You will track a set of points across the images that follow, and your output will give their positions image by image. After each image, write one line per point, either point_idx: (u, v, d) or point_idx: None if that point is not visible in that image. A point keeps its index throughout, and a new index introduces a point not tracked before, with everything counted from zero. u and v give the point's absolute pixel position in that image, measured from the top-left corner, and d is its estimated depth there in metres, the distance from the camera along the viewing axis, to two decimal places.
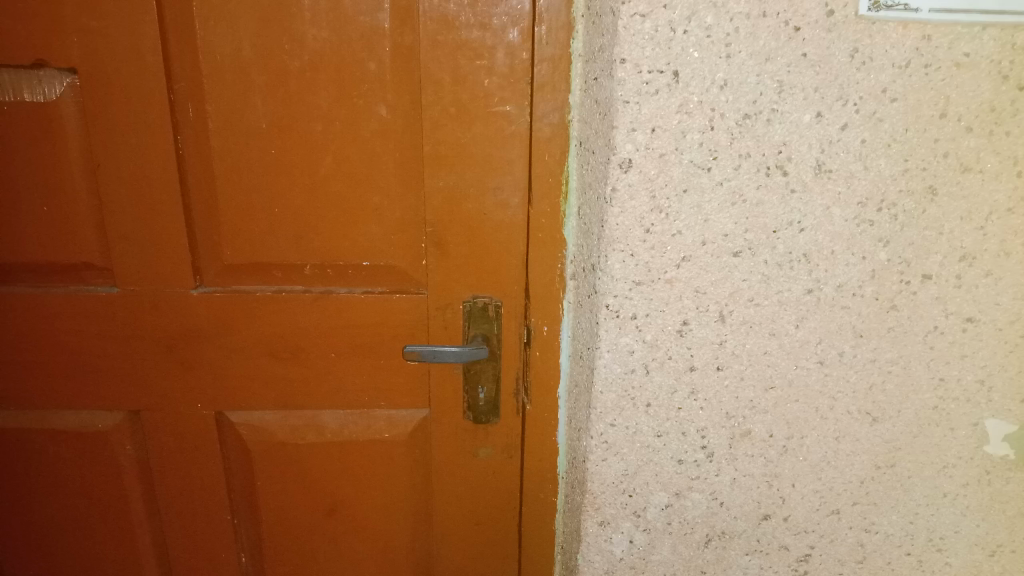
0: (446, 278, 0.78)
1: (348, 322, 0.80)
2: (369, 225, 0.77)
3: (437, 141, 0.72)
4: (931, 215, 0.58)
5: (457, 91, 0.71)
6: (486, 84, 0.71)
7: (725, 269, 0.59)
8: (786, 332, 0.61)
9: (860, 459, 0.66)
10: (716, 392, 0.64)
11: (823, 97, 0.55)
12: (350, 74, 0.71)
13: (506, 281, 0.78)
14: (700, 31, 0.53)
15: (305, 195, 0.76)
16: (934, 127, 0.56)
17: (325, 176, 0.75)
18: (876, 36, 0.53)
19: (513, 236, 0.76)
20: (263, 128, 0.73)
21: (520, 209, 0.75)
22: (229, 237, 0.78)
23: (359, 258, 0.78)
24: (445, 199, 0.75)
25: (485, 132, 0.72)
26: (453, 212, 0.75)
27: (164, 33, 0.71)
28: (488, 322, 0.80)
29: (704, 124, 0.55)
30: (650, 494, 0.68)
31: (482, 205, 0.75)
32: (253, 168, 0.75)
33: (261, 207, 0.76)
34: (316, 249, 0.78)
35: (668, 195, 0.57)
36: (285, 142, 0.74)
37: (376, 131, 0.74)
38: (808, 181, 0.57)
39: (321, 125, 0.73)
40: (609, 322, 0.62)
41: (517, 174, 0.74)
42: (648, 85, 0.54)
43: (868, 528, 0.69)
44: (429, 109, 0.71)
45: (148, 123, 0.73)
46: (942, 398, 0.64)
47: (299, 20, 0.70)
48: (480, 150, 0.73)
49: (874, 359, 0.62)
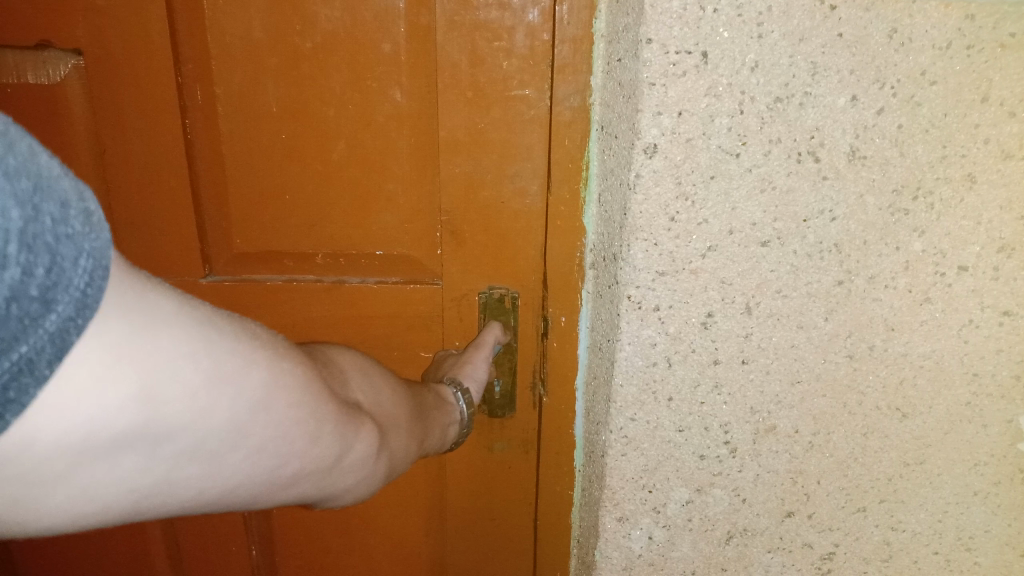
0: (462, 271, 0.77)
1: (360, 313, 0.79)
2: (383, 214, 0.75)
3: (453, 126, 0.71)
4: (969, 204, 0.55)
5: (474, 74, 0.69)
6: (506, 67, 0.68)
7: (753, 259, 0.57)
8: (815, 325, 0.59)
9: (888, 456, 0.64)
10: (740, 386, 0.62)
11: (859, 80, 0.52)
12: (363, 57, 0.69)
13: (524, 271, 0.76)
14: (731, 9, 0.50)
15: (317, 181, 0.74)
16: (975, 112, 0.53)
17: (338, 162, 0.73)
18: (917, 16, 0.51)
19: (532, 225, 0.74)
20: (274, 112, 0.71)
21: (539, 197, 0.73)
22: (241, 224, 0.76)
23: (372, 247, 0.77)
24: (462, 188, 0.73)
25: (504, 117, 0.70)
26: (470, 200, 0.73)
27: (171, 11, 0.68)
28: (504, 314, 0.78)
29: (734, 108, 0.53)
30: (670, 490, 0.66)
31: (501, 192, 0.73)
32: (265, 153, 0.73)
33: (272, 193, 0.75)
34: (328, 238, 0.77)
35: (694, 181, 0.55)
36: (296, 127, 0.72)
37: (391, 115, 0.71)
38: (841, 168, 0.55)
39: (334, 109, 0.71)
40: (631, 314, 0.59)
41: (536, 161, 0.71)
42: (675, 67, 0.52)
43: (895, 526, 0.67)
44: (446, 93, 0.69)
45: (156, 105, 0.71)
46: (975, 395, 0.61)
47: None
48: (498, 136, 0.71)
49: (906, 353, 0.60)
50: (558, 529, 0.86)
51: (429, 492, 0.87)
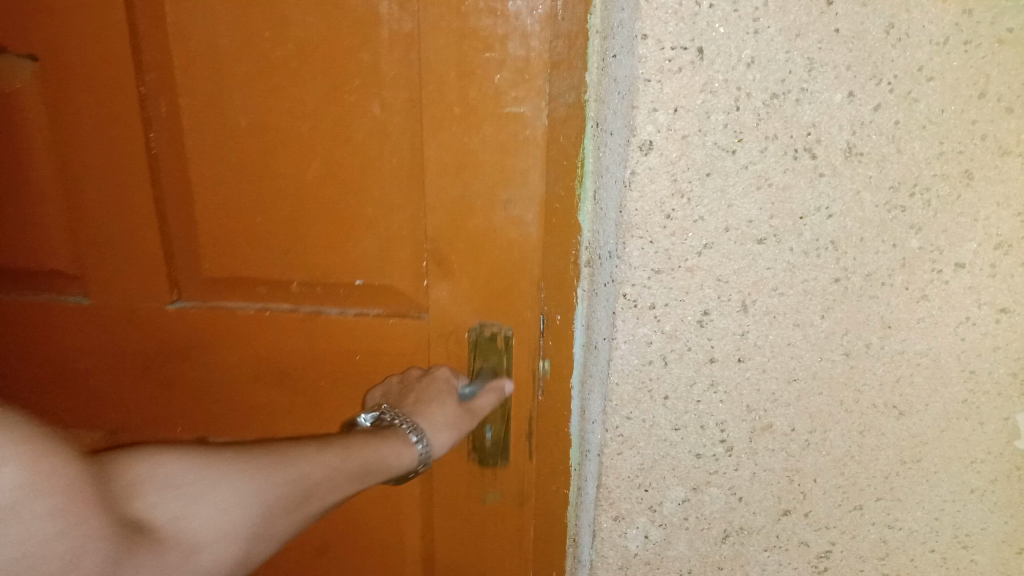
0: (454, 302, 0.77)
1: (338, 346, 0.81)
2: (363, 239, 0.77)
3: (440, 145, 0.71)
4: (966, 201, 0.55)
5: (466, 83, 0.68)
6: (498, 80, 0.68)
7: (749, 257, 0.57)
8: (811, 322, 0.59)
9: (885, 454, 0.64)
10: (736, 384, 0.61)
11: (856, 76, 0.52)
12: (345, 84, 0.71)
13: (518, 307, 0.76)
14: (727, 4, 0.50)
15: (291, 202, 0.76)
16: (973, 108, 0.53)
17: (322, 185, 0.75)
18: (914, 11, 0.50)
19: (525, 255, 0.74)
20: (243, 125, 0.74)
21: (533, 227, 0.73)
22: (227, 242, 0.79)
23: (349, 271, 0.78)
24: (456, 210, 0.73)
25: (497, 135, 0.70)
26: (462, 222, 0.73)
27: (131, 17, 0.71)
28: (498, 354, 0.78)
29: (730, 104, 0.52)
30: (666, 489, 0.65)
31: (492, 220, 0.73)
32: (251, 172, 0.75)
33: (244, 211, 0.77)
34: (303, 265, 0.79)
35: (690, 178, 0.54)
36: (266, 142, 0.74)
37: (370, 130, 0.72)
38: (838, 164, 0.54)
39: (307, 124, 0.73)
40: (626, 312, 0.59)
41: (530, 187, 0.71)
42: (670, 63, 0.51)
43: (891, 524, 0.66)
44: (436, 108, 0.69)
45: (118, 117, 0.75)
46: (972, 392, 0.61)
47: (282, 6, 0.69)
48: (491, 157, 0.71)
49: (903, 350, 0.60)
50: (553, 529, 0.85)
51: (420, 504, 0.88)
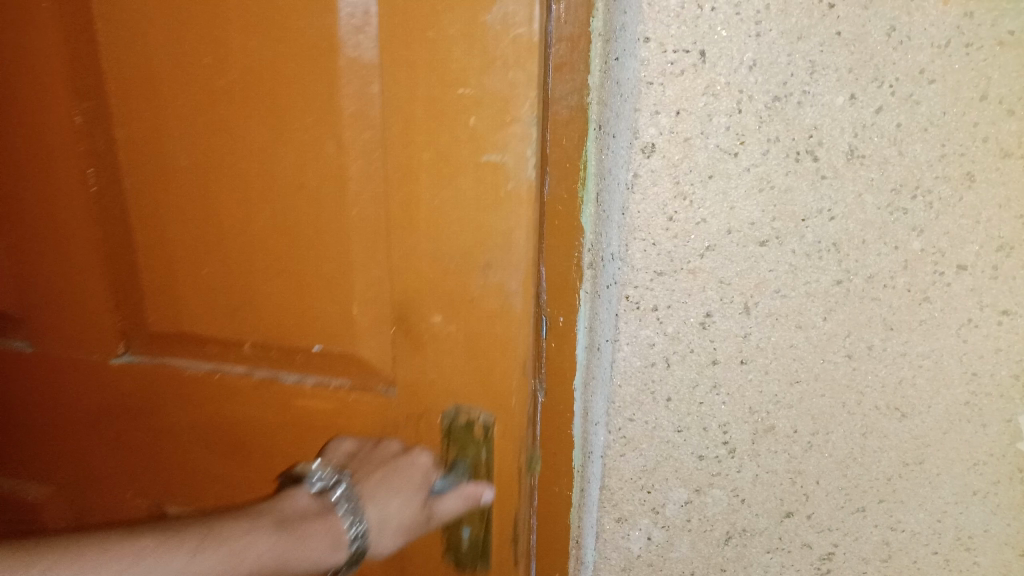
0: (428, 369, 0.74)
1: (300, 410, 0.80)
2: (318, 299, 0.76)
3: (408, 201, 0.68)
4: (968, 203, 0.55)
5: (445, 124, 0.65)
6: (476, 122, 0.64)
7: (751, 259, 0.57)
8: (813, 324, 0.59)
9: (888, 456, 0.64)
10: (739, 387, 0.61)
11: (857, 78, 0.52)
12: (297, 143, 0.70)
13: (503, 386, 0.73)
14: (729, 7, 0.50)
15: (239, 253, 0.76)
16: (974, 110, 0.53)
17: (284, 243, 0.74)
18: (915, 14, 0.51)
19: (507, 324, 0.70)
20: (184, 164, 0.75)
21: (518, 296, 0.69)
22: (188, 287, 0.80)
23: (304, 328, 0.78)
24: (428, 272, 0.70)
25: (476, 188, 0.66)
26: (431, 288, 0.71)
27: (68, 43, 0.73)
28: (475, 443, 0.76)
29: (732, 107, 0.53)
30: (669, 490, 0.65)
31: (470, 287, 0.70)
32: (218, 227, 0.76)
33: (194, 260, 0.78)
34: (253, 320, 0.79)
35: (692, 181, 0.55)
36: (211, 182, 0.74)
37: (322, 178, 0.71)
38: (840, 166, 0.54)
39: (253, 165, 0.72)
40: (629, 314, 0.59)
41: (513, 254, 0.68)
42: (673, 66, 0.52)
43: (894, 526, 0.66)
44: (403, 158, 0.67)
45: (63, 151, 0.77)
46: (974, 394, 0.61)
47: (223, 38, 0.68)
48: (471, 216, 0.67)
49: (905, 352, 0.60)
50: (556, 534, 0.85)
51: (394, 568, 0.86)
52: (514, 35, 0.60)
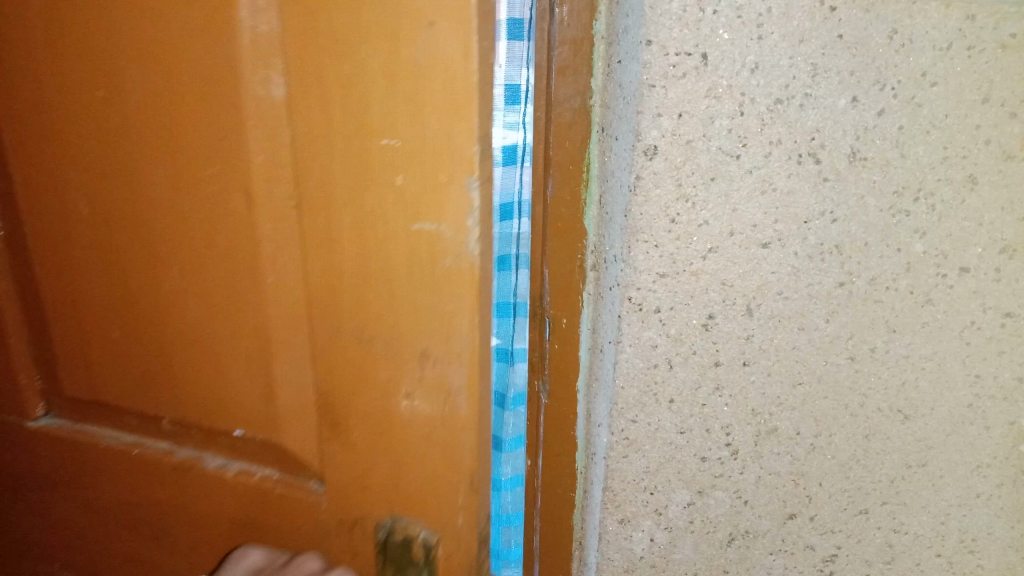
0: (370, 432, 0.72)
1: (239, 474, 0.80)
2: (243, 365, 0.75)
3: (334, 272, 0.67)
4: (971, 206, 0.55)
5: (369, 188, 0.63)
6: (401, 187, 0.62)
7: (753, 261, 0.57)
8: (816, 327, 0.59)
9: (891, 458, 0.64)
10: (741, 388, 0.61)
11: (859, 81, 0.52)
12: (218, 198, 0.68)
13: (438, 462, 0.71)
14: (731, 10, 0.50)
15: (163, 315, 0.76)
16: (976, 113, 0.53)
17: (217, 303, 0.73)
18: (917, 17, 0.51)
19: (439, 401, 0.69)
20: (94, 219, 0.76)
21: (457, 378, 0.67)
22: (119, 345, 0.80)
23: (231, 390, 0.77)
24: (367, 337, 0.68)
25: (403, 261, 0.64)
26: (358, 360, 0.70)
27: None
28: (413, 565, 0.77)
29: (734, 109, 0.53)
30: (672, 492, 0.65)
31: (404, 364, 0.68)
32: (142, 285, 0.76)
33: (120, 317, 0.79)
34: (183, 379, 0.79)
35: (695, 183, 0.55)
36: (128, 238, 0.75)
37: (235, 240, 0.69)
38: (842, 169, 0.54)
39: (169, 222, 0.72)
40: (631, 316, 0.59)
41: (443, 334, 0.66)
42: (675, 69, 0.52)
43: (897, 529, 0.66)
44: (324, 231, 0.66)
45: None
46: (978, 396, 0.61)
47: (127, 84, 0.68)
48: (401, 292, 0.65)
49: (907, 355, 0.60)
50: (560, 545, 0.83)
51: None
52: (447, 83, 0.57)
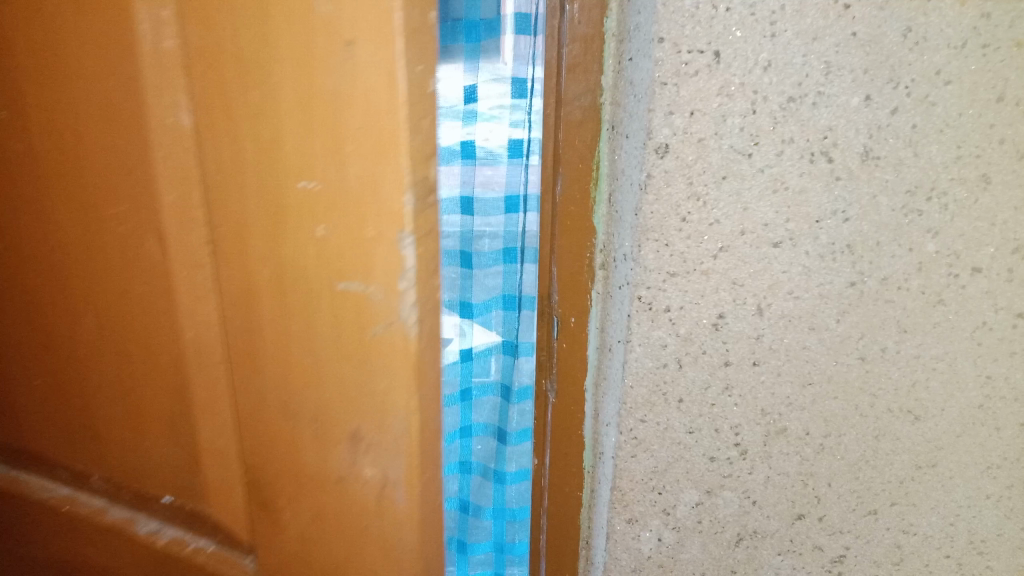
0: (293, 502, 0.64)
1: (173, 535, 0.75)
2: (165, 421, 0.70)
3: (256, 334, 0.60)
4: (984, 206, 0.55)
5: (282, 239, 0.55)
6: (321, 240, 0.54)
7: (764, 260, 0.57)
8: (827, 327, 0.59)
9: (900, 458, 0.63)
10: (751, 388, 0.61)
11: (873, 79, 0.52)
12: (131, 237, 0.63)
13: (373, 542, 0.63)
14: (743, 8, 0.50)
15: (82, 364, 0.72)
16: (991, 111, 0.53)
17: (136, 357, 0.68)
18: (932, 15, 0.50)
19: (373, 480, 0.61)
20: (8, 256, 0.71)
21: (392, 456, 0.59)
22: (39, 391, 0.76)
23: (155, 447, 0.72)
24: (293, 405, 0.61)
25: (327, 325, 0.57)
26: (281, 423, 0.62)
27: None
28: None
29: (746, 108, 0.52)
30: (680, 491, 0.65)
31: (332, 440, 0.60)
32: (62, 332, 0.72)
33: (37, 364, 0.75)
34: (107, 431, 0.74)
35: (706, 181, 0.54)
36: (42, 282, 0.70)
37: (156, 286, 0.63)
38: (854, 168, 0.54)
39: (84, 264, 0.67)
40: (641, 314, 0.59)
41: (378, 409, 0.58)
42: (687, 66, 0.52)
43: (906, 529, 0.66)
44: (242, 286, 0.58)
45: None
46: (989, 398, 0.61)
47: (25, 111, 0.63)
48: (330, 362, 0.58)
49: (918, 355, 0.59)
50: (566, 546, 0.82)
51: None
52: (369, 116, 0.49)
